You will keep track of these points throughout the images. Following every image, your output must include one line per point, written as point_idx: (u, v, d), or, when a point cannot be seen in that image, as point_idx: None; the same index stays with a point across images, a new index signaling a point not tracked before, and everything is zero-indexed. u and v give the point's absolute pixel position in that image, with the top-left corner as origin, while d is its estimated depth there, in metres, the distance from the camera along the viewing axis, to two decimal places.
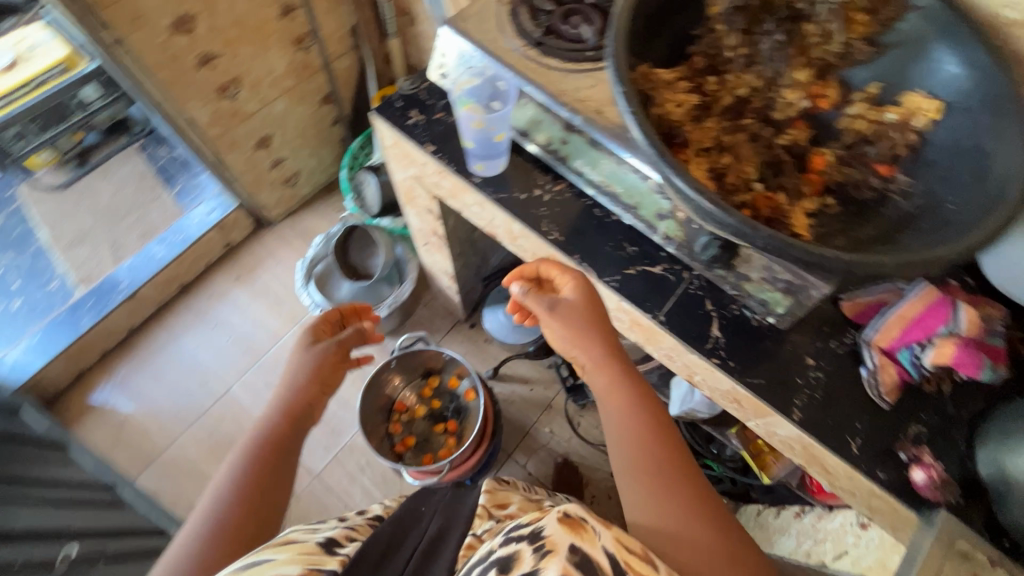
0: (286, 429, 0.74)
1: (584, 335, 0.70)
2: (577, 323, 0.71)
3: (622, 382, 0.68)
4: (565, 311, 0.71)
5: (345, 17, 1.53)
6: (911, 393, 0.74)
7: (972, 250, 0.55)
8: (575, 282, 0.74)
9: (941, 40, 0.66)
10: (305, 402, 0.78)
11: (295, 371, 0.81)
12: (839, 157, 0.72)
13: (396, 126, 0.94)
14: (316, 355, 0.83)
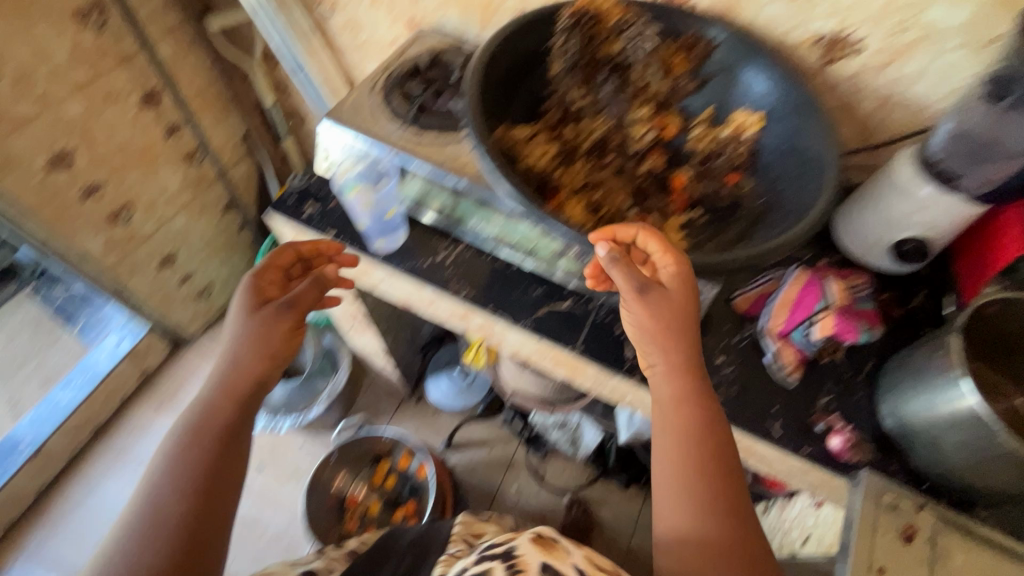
0: (232, 411, 0.69)
1: (670, 333, 0.67)
2: (667, 320, 0.67)
3: (688, 391, 0.66)
4: (658, 299, 0.67)
5: (234, 126, 1.56)
6: (814, 368, 0.80)
7: (803, 233, 0.66)
8: (681, 275, 0.67)
9: (744, 66, 0.79)
10: (254, 374, 0.72)
11: (242, 337, 0.74)
12: (696, 173, 0.80)
13: (295, 220, 0.96)
14: (261, 320, 0.75)
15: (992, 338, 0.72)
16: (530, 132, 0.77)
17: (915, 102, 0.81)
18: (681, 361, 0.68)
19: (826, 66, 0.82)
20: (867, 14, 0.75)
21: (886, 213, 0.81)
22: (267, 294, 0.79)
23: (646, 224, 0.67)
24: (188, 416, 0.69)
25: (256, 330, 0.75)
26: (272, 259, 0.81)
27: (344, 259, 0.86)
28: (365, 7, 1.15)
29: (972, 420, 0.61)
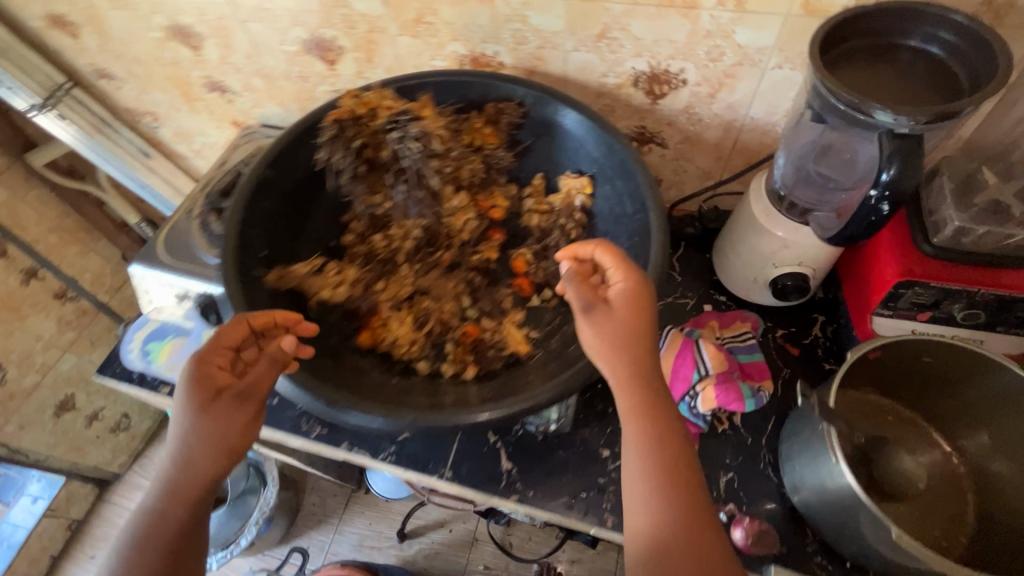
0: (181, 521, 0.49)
1: (620, 350, 0.51)
2: (628, 334, 0.51)
3: (649, 404, 0.51)
4: (603, 315, 0.52)
5: (105, 251, 1.45)
6: (710, 443, 0.70)
7: None
8: (633, 288, 0.52)
9: (560, 124, 0.70)
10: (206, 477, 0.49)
11: (207, 423, 0.49)
12: (537, 252, 0.70)
13: (124, 381, 0.83)
14: (218, 411, 0.49)
15: (892, 372, 0.65)
16: (319, 262, 0.65)
17: (758, 123, 0.73)
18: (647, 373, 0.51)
19: (655, 102, 0.74)
20: (675, 46, 0.66)
21: (754, 251, 0.72)
22: (211, 387, 0.49)
23: (603, 240, 0.55)
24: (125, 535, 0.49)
25: (214, 417, 0.49)
26: (207, 346, 0.51)
27: (306, 331, 0.57)
28: (186, 115, 1.05)
29: (854, 500, 0.54)
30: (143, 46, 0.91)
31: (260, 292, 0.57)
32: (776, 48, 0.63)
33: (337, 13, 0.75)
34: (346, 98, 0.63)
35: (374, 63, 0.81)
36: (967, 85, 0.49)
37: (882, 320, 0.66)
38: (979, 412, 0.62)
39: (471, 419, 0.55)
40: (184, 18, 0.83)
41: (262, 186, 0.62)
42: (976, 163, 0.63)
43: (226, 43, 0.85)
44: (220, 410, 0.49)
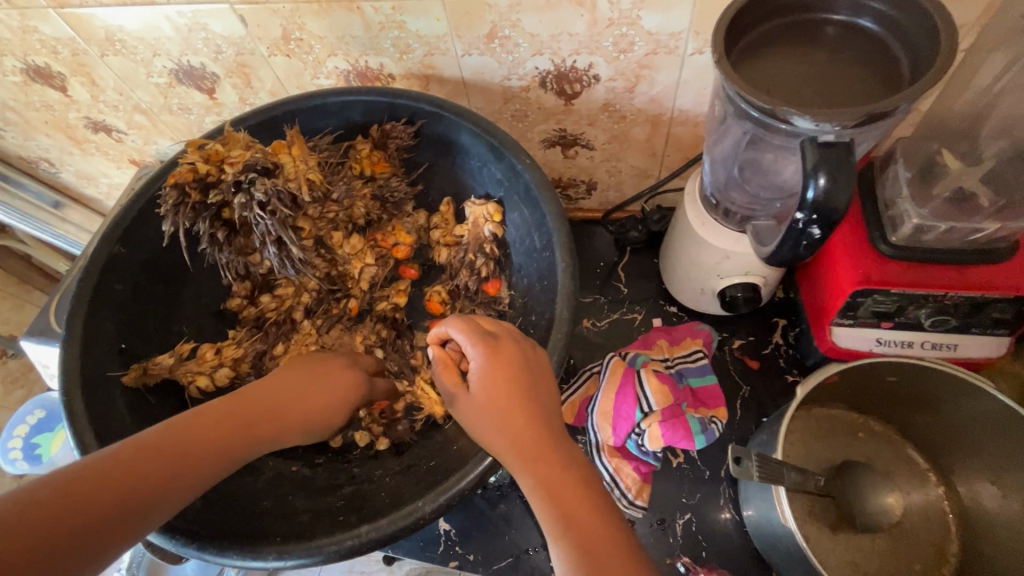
0: (161, 482, 0.39)
1: (498, 400, 0.46)
2: (514, 391, 0.46)
3: (540, 440, 0.44)
4: (482, 381, 0.47)
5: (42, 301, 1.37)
6: (664, 481, 0.64)
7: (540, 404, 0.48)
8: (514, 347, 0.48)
9: (457, 142, 0.60)
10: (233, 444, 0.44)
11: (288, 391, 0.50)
12: (450, 292, 0.62)
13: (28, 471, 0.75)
14: (324, 395, 0.51)
15: (853, 391, 0.58)
16: (190, 345, 0.57)
17: (687, 115, 0.63)
18: (545, 436, 0.44)
19: (569, 102, 0.64)
20: (577, 39, 0.56)
21: (694, 264, 0.63)
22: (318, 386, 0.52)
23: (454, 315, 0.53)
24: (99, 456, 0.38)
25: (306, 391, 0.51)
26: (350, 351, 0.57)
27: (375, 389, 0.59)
28: (80, 158, 0.96)
29: (803, 558, 0.49)
30: (7, 91, 0.81)
31: (115, 396, 0.50)
32: (691, 31, 0.53)
33: (197, 38, 0.65)
34: (188, 151, 0.51)
35: (255, 88, 0.71)
36: (905, 67, 0.40)
37: (842, 331, 0.58)
38: (958, 429, 0.55)
39: (348, 543, 0.44)
40: (36, 58, 0.73)
41: (106, 269, 0.52)
42: (935, 144, 0.54)
43: (91, 80, 0.76)
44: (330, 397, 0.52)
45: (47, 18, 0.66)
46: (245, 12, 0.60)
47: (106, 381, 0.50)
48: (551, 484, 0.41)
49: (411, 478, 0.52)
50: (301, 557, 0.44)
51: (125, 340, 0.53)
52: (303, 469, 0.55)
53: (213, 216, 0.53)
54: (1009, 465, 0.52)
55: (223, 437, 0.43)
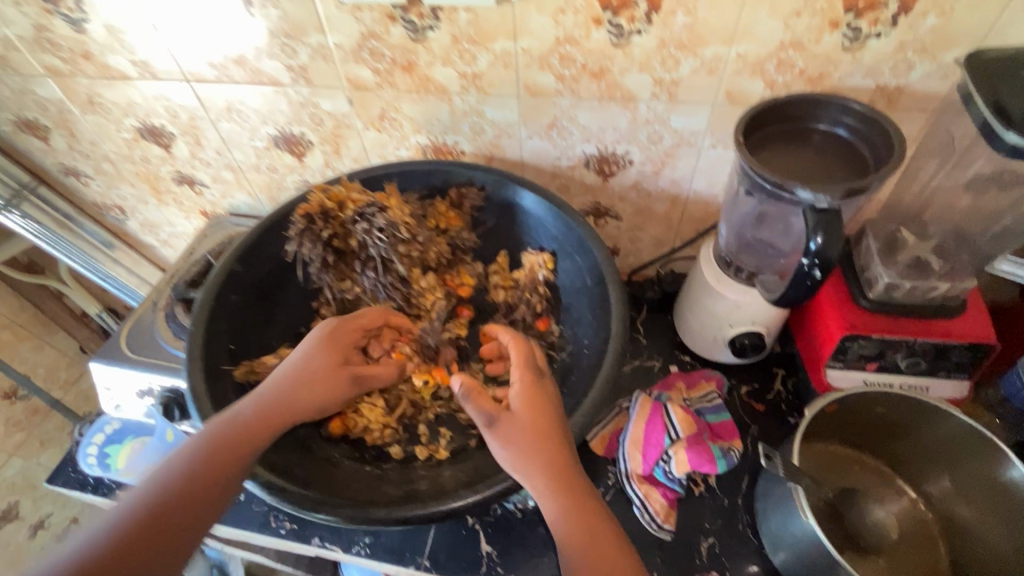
0: (224, 472, 0.51)
1: (528, 438, 0.53)
2: (544, 431, 0.54)
3: (560, 475, 0.52)
4: (516, 420, 0.55)
5: (63, 343, 1.40)
6: (688, 507, 0.71)
7: (595, 409, 0.57)
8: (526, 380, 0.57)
9: (519, 203, 0.74)
10: (262, 431, 0.54)
11: (299, 377, 0.57)
12: (504, 326, 0.72)
13: (75, 490, 0.77)
14: (329, 377, 0.59)
15: (849, 425, 0.68)
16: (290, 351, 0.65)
17: (700, 195, 0.79)
18: (566, 467, 0.53)
19: (605, 180, 0.80)
20: (619, 132, 0.72)
21: (709, 313, 0.75)
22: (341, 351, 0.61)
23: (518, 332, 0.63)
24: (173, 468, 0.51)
25: (312, 375, 0.58)
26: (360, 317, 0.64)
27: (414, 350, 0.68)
28: (153, 207, 1.07)
29: (826, 558, 0.55)
30: (114, 145, 0.93)
31: (227, 387, 0.58)
32: (707, 131, 0.70)
33: (305, 112, 0.80)
34: (313, 193, 0.65)
35: (341, 155, 0.85)
36: (871, 163, 0.55)
37: (835, 372, 0.70)
38: (935, 457, 0.65)
39: (445, 509, 0.55)
40: (156, 119, 0.87)
41: (227, 281, 0.63)
42: (895, 224, 0.70)
43: (196, 141, 0.89)
44: (336, 376, 0.59)
45: (181, 89, 0.81)
46: (354, 95, 0.76)
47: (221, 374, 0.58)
48: (572, 510, 0.51)
49: (483, 471, 0.60)
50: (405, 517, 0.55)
51: (235, 342, 0.62)
52: (375, 470, 0.63)
53: (326, 244, 0.64)
54: (979, 488, 0.62)
55: (252, 427, 0.53)
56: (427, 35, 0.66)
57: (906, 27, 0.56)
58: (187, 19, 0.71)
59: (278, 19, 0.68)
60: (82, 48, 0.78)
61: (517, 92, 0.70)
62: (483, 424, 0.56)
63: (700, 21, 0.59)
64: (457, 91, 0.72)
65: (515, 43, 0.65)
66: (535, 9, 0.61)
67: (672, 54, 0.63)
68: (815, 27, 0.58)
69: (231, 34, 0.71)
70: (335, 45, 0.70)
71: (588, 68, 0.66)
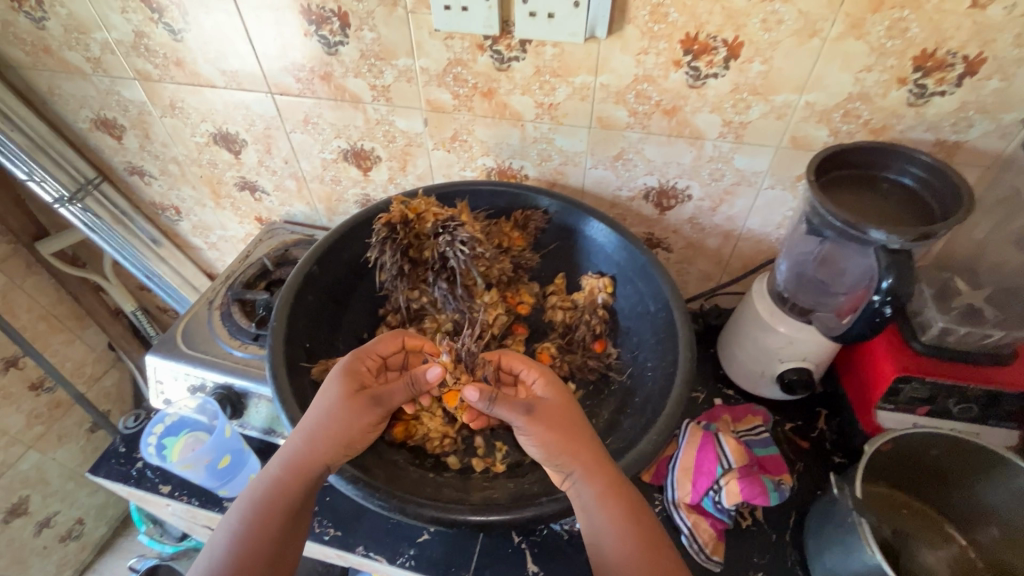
0: (274, 535, 0.50)
1: (569, 437, 0.56)
2: (567, 428, 0.57)
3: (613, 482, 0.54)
4: (545, 414, 0.58)
5: (93, 338, 1.40)
6: (735, 540, 0.71)
7: (664, 431, 0.57)
8: (551, 384, 0.61)
9: (583, 228, 0.77)
10: (298, 490, 0.53)
11: (322, 424, 0.55)
12: (562, 346, 0.74)
13: (119, 482, 0.78)
14: (346, 414, 0.56)
15: (900, 467, 0.69)
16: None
17: (754, 233, 0.81)
18: (597, 457, 0.55)
19: (662, 213, 0.83)
20: (682, 167, 0.76)
21: (760, 347, 0.77)
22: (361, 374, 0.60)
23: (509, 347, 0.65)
24: (222, 538, 0.50)
25: (332, 417, 0.55)
26: (368, 344, 0.61)
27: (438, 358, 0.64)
28: (210, 210, 1.10)
29: None
30: (185, 148, 0.97)
31: (305, 383, 0.60)
32: (768, 172, 0.73)
33: (379, 129, 0.84)
34: (395, 204, 0.68)
35: (406, 171, 0.89)
36: (936, 213, 0.58)
37: (885, 413, 0.71)
38: (989, 506, 0.65)
39: (528, 516, 0.56)
40: (231, 126, 0.91)
41: (306, 281, 0.65)
42: (948, 273, 0.72)
43: (267, 149, 0.92)
44: (354, 407, 0.56)
45: (263, 100, 0.85)
46: (431, 116, 0.79)
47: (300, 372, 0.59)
48: (610, 500, 0.53)
49: (550, 483, 0.60)
50: (488, 520, 0.55)
51: (310, 342, 0.64)
52: (436, 478, 0.63)
53: (404, 253, 0.67)
54: None
55: (286, 487, 0.52)
56: (511, 65, 0.70)
57: (971, 87, 0.60)
58: (283, 36, 0.75)
59: (371, 42, 0.73)
60: (176, 56, 0.82)
61: (589, 123, 0.74)
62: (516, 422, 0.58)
63: (775, 70, 0.63)
64: (531, 119, 0.76)
65: (594, 78, 0.69)
66: (619, 48, 0.65)
67: (744, 98, 0.66)
68: (883, 82, 0.61)
69: (323, 53, 0.76)
70: (421, 68, 0.74)
71: (661, 105, 0.70)
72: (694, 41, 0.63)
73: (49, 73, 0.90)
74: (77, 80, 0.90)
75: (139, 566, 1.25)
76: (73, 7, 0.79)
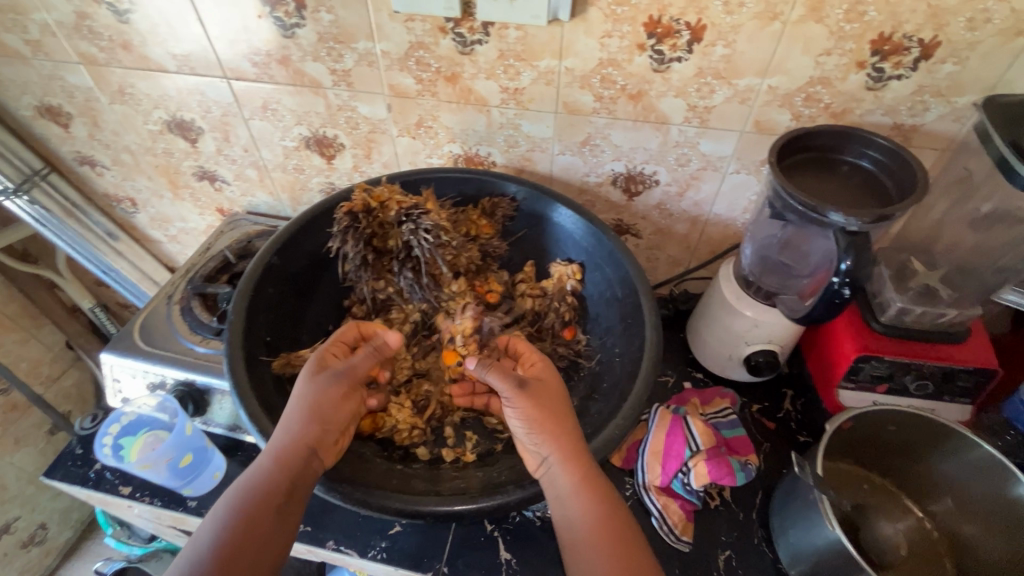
0: (261, 524, 0.47)
1: (551, 423, 0.56)
2: (551, 408, 0.57)
3: (588, 474, 0.54)
4: (537, 392, 0.58)
5: (48, 337, 1.34)
6: (705, 520, 0.72)
7: (631, 416, 0.58)
8: (546, 363, 0.61)
9: (551, 215, 0.76)
10: (285, 474, 0.50)
11: (298, 410, 0.54)
12: (531, 333, 0.73)
13: (76, 484, 0.75)
14: (319, 394, 0.55)
15: (861, 443, 0.71)
16: (324, 347, 0.65)
17: (720, 218, 0.82)
18: (574, 444, 0.55)
19: (631, 199, 0.83)
20: (649, 153, 0.76)
21: (727, 331, 0.78)
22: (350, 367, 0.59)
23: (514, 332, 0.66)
24: (206, 533, 0.47)
25: (310, 401, 0.54)
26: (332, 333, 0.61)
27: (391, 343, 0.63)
28: (167, 201, 1.06)
29: (854, 567, 0.57)
30: (137, 136, 0.93)
31: (266, 377, 0.58)
32: (733, 156, 0.73)
33: (341, 116, 0.81)
34: (357, 192, 0.66)
35: (371, 159, 0.86)
36: (892, 194, 0.60)
37: (847, 392, 0.73)
38: (944, 480, 0.68)
39: (495, 504, 0.56)
40: (186, 113, 0.87)
41: (266, 273, 0.63)
42: (906, 254, 0.74)
43: (225, 137, 0.89)
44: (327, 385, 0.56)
45: (218, 85, 0.81)
46: (394, 102, 0.77)
47: (260, 366, 0.58)
48: (584, 489, 0.53)
49: (518, 471, 0.60)
50: (456, 510, 0.55)
51: (271, 335, 0.62)
52: (406, 468, 0.62)
53: (367, 242, 0.65)
54: (982, 506, 0.64)
55: (277, 474, 0.50)
56: (474, 49, 0.69)
57: (926, 71, 0.61)
58: (236, 18, 0.72)
59: (329, 24, 0.70)
60: (123, 39, 0.78)
61: (555, 108, 0.73)
62: (506, 392, 0.58)
63: (738, 53, 0.63)
64: (497, 104, 0.74)
65: (559, 62, 0.68)
66: (583, 32, 0.65)
67: (708, 82, 0.66)
68: (842, 66, 0.62)
69: (279, 36, 0.73)
70: (382, 52, 0.72)
71: (626, 90, 0.69)
72: (658, 25, 0.62)
73: None
74: (16, 65, 0.85)
75: (104, 570, 1.21)
76: None
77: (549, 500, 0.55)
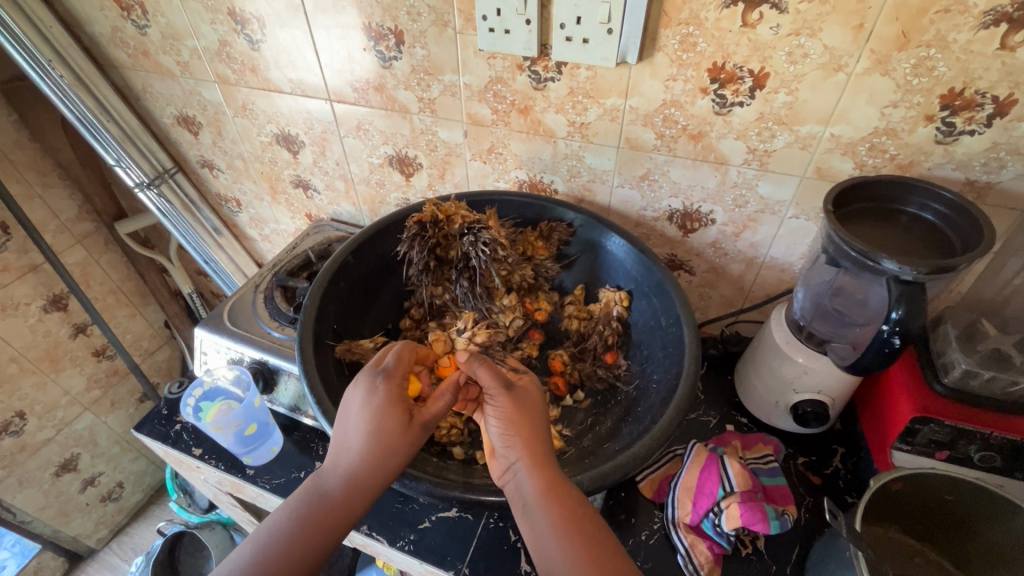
0: (319, 541, 0.53)
1: (521, 430, 0.57)
2: (527, 417, 0.59)
3: (559, 490, 0.54)
4: (522, 398, 0.60)
5: (152, 315, 1.53)
6: (733, 567, 0.70)
7: (658, 439, 0.58)
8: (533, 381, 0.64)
9: (605, 244, 0.80)
10: (354, 505, 0.55)
11: (366, 444, 0.55)
12: (573, 354, 0.77)
13: (157, 440, 0.85)
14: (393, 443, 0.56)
15: (916, 511, 0.66)
16: (382, 340, 0.73)
17: (777, 261, 0.82)
18: (542, 450, 0.56)
19: (685, 235, 0.85)
20: (706, 191, 0.78)
21: (774, 375, 0.77)
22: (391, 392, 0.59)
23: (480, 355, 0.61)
24: (275, 536, 0.53)
25: (385, 455, 0.55)
26: (395, 365, 0.59)
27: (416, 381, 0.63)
28: (266, 204, 1.20)
29: None
30: (251, 146, 1.07)
31: (329, 358, 0.66)
32: (793, 201, 0.74)
33: (423, 139, 0.90)
34: (427, 205, 0.72)
35: (444, 179, 0.95)
36: (957, 247, 0.58)
37: (900, 454, 0.69)
38: (1007, 560, 0.61)
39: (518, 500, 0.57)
40: (292, 128, 1.00)
41: (340, 270, 0.72)
42: (975, 315, 0.70)
43: (322, 151, 1.01)
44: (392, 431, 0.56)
45: (322, 107, 0.93)
46: (470, 129, 0.85)
47: (327, 348, 0.67)
48: (551, 497, 0.53)
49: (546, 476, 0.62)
50: (479, 500, 0.58)
51: (337, 324, 0.70)
52: (442, 461, 0.66)
53: (429, 250, 0.72)
54: None
55: (339, 495, 0.55)
56: (547, 85, 0.75)
57: (1002, 128, 0.59)
58: (345, 50, 0.83)
59: (422, 58, 0.79)
60: (252, 63, 0.92)
61: (617, 143, 0.77)
62: (493, 392, 0.60)
63: (801, 101, 0.65)
64: (563, 136, 0.80)
65: (625, 101, 0.73)
66: (649, 74, 0.69)
67: (769, 127, 0.68)
68: (910, 118, 0.62)
69: (379, 67, 0.83)
70: (465, 84, 0.80)
71: (688, 129, 0.72)
72: (721, 70, 0.66)
73: (145, 73, 1.02)
74: (166, 80, 1.01)
75: (165, 530, 1.33)
76: (172, 18, 0.90)
77: (517, 511, 0.55)
